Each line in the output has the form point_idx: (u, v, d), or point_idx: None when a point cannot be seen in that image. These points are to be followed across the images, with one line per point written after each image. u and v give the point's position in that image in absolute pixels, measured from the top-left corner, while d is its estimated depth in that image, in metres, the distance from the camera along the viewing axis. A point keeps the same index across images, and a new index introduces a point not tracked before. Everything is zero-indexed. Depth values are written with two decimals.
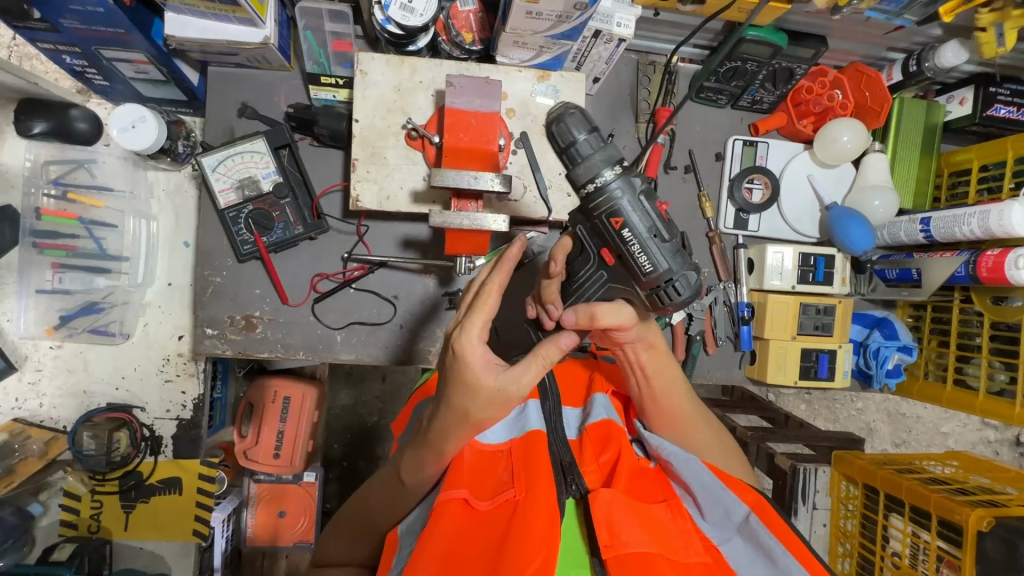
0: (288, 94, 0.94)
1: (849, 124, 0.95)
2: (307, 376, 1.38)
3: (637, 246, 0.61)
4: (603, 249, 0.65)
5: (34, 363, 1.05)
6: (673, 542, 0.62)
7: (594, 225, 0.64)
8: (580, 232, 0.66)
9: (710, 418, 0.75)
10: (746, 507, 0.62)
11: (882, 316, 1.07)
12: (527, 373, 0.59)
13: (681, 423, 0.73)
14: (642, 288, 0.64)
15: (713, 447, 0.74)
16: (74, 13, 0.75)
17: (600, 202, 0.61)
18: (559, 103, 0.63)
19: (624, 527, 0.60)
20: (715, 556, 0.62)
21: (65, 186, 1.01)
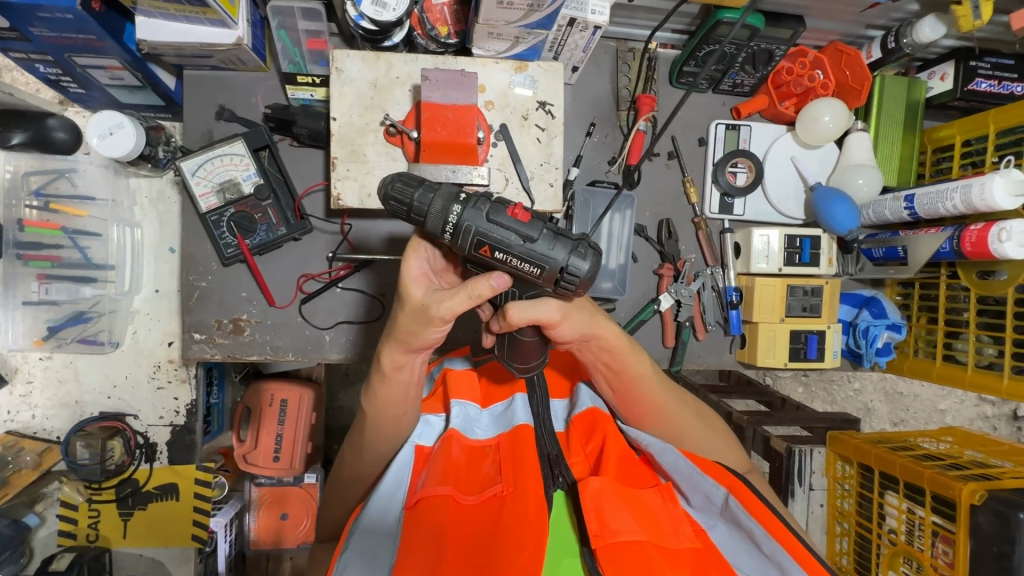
0: (266, 95, 0.93)
1: (830, 103, 0.95)
2: (302, 378, 1.38)
3: (515, 260, 0.61)
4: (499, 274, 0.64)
5: (25, 375, 1.05)
6: (664, 528, 0.61)
7: (474, 260, 0.64)
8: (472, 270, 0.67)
9: (686, 400, 0.75)
10: (725, 489, 0.61)
11: (871, 295, 1.07)
12: (454, 300, 0.62)
13: (657, 410, 0.73)
14: (547, 287, 0.64)
15: (696, 432, 0.74)
16: (42, 21, 0.74)
17: (463, 240, 0.61)
18: (380, 182, 0.64)
19: (614, 516, 0.59)
20: (704, 540, 0.62)
21: (46, 197, 1.00)
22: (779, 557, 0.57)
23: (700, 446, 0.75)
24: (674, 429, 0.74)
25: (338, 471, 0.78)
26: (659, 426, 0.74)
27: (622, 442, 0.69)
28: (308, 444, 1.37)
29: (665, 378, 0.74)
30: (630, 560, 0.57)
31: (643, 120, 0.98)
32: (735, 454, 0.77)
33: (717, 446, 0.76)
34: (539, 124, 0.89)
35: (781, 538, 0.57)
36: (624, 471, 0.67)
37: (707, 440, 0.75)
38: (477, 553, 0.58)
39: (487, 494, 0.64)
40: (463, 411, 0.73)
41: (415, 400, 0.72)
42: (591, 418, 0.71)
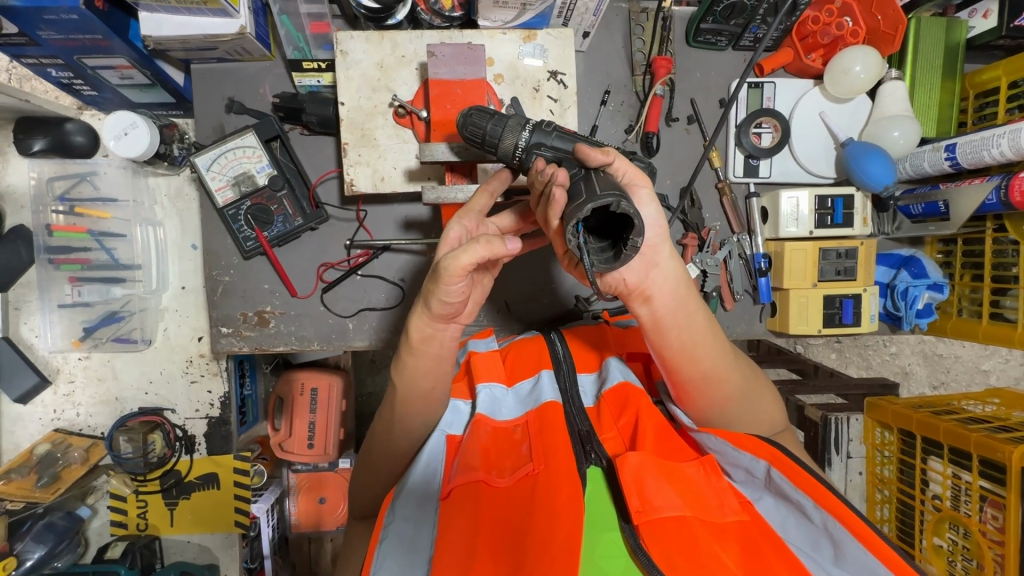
0: (273, 84, 0.92)
1: (862, 52, 0.89)
2: (332, 366, 1.40)
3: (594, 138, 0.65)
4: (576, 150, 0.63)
5: (66, 375, 1.09)
6: (707, 502, 0.60)
7: (555, 139, 0.63)
8: (547, 152, 0.63)
9: (739, 357, 0.70)
10: (766, 462, 0.60)
11: (909, 255, 1.02)
12: (468, 254, 0.57)
13: (713, 376, 0.68)
14: None
15: (745, 393, 0.70)
16: (50, 23, 0.75)
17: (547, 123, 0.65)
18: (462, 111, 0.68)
19: (652, 493, 0.58)
20: (750, 513, 0.60)
21: (71, 201, 1.03)
22: (829, 527, 0.55)
23: (749, 410, 0.71)
24: (730, 396, 0.69)
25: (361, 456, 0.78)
26: (713, 395, 0.69)
27: (656, 414, 0.67)
28: (341, 430, 1.39)
29: (723, 340, 0.69)
30: (672, 537, 0.56)
31: (660, 84, 0.94)
32: (779, 416, 0.73)
33: (764, 408, 0.72)
34: (551, 95, 0.86)
35: (831, 508, 0.55)
36: (662, 446, 0.65)
37: (756, 404, 0.71)
38: (514, 535, 0.58)
39: (520, 475, 0.63)
40: (489, 393, 0.72)
41: (446, 373, 0.70)
42: (623, 391, 0.70)
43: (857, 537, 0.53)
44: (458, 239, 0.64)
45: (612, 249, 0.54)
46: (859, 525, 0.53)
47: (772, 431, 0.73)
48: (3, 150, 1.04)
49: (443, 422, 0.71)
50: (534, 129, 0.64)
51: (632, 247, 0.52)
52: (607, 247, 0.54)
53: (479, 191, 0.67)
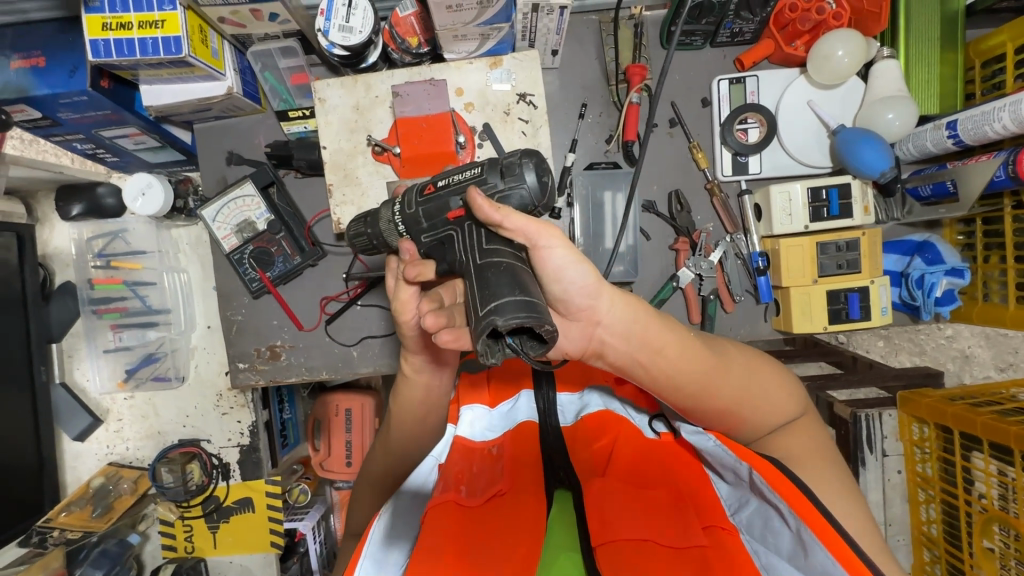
0: (267, 134, 0.99)
1: (843, 35, 0.85)
2: (363, 387, 1.45)
3: (456, 176, 0.60)
4: (454, 205, 0.60)
5: (115, 413, 1.20)
6: (669, 528, 0.55)
7: (425, 211, 0.61)
8: (432, 238, 0.61)
9: (728, 360, 0.65)
10: (748, 464, 0.57)
11: (923, 240, 0.96)
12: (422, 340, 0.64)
13: (704, 391, 0.63)
14: (496, 181, 0.58)
15: (744, 391, 0.65)
16: (66, 106, 0.84)
17: (409, 195, 0.63)
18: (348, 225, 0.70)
19: (614, 515, 0.56)
20: (714, 539, 0.55)
21: (107, 256, 1.14)
22: (803, 536, 0.52)
23: (756, 407, 0.66)
24: (727, 405, 0.64)
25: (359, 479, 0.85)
26: (708, 408, 0.64)
27: (635, 441, 0.68)
28: None
29: (704, 350, 0.63)
30: (630, 559, 0.52)
31: (635, 91, 0.94)
32: (789, 402, 0.68)
33: (769, 400, 0.67)
34: (522, 117, 0.87)
35: (806, 517, 0.52)
36: (636, 469, 0.64)
37: (759, 400, 0.66)
38: (473, 547, 0.55)
39: (490, 494, 0.62)
40: (472, 414, 0.73)
41: (439, 403, 0.77)
42: (604, 416, 0.71)
43: (831, 549, 0.49)
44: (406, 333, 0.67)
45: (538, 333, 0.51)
46: (834, 537, 0.50)
47: (783, 420, 0.68)
48: (49, 217, 1.16)
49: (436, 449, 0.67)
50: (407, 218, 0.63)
51: (553, 332, 0.48)
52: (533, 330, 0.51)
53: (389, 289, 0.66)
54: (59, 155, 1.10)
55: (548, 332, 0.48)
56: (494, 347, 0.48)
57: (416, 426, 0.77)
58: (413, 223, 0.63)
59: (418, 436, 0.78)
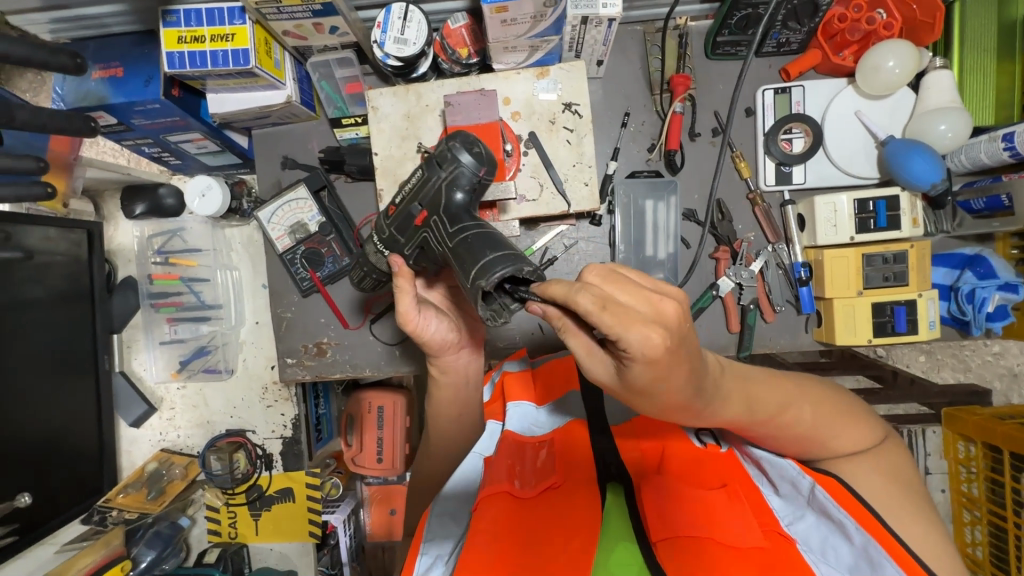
0: (320, 140, 1.03)
1: (893, 46, 0.85)
2: (395, 385, 1.48)
3: (407, 187, 0.72)
4: (417, 211, 0.71)
5: (168, 402, 1.26)
6: (728, 525, 0.55)
7: (394, 232, 0.75)
8: (413, 249, 0.74)
9: (793, 384, 0.60)
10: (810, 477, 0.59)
11: (974, 253, 0.93)
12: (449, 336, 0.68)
13: (771, 416, 0.58)
14: (442, 174, 0.68)
15: (814, 417, 0.60)
16: (140, 113, 0.90)
17: (380, 230, 0.77)
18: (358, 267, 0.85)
19: (672, 513, 0.57)
20: (774, 541, 0.55)
21: (166, 253, 1.20)
22: (870, 551, 0.53)
23: (827, 433, 0.61)
24: (796, 432, 0.60)
25: (415, 479, 0.88)
26: (781, 435, 0.60)
27: (686, 448, 0.67)
28: (406, 445, 1.46)
29: (764, 379, 0.58)
30: (688, 554, 0.53)
31: (679, 101, 0.95)
32: (863, 432, 0.63)
33: (840, 428, 0.62)
34: (567, 125, 0.89)
35: (873, 531, 0.53)
36: (692, 471, 0.64)
37: (829, 425, 0.61)
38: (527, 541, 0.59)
39: (543, 486, 0.66)
40: (519, 410, 0.77)
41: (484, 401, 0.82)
42: (650, 423, 0.73)
43: (901, 564, 0.51)
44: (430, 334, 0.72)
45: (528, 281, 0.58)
46: (903, 553, 0.51)
47: (858, 450, 0.63)
48: (114, 215, 1.24)
49: (479, 444, 0.73)
50: (392, 240, 0.76)
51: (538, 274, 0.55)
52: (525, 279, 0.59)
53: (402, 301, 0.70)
54: (123, 155, 1.19)
55: (532, 272, 0.55)
56: (496, 302, 0.56)
57: (464, 423, 0.80)
58: (393, 241, 0.76)
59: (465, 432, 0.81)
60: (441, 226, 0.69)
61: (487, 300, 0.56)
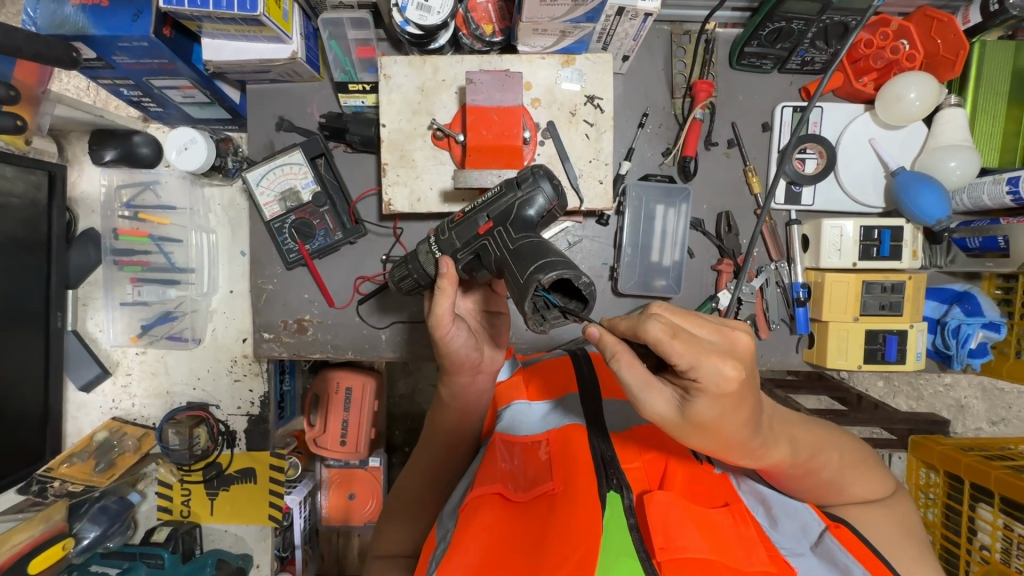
0: (320, 103, 0.97)
1: (916, 78, 0.85)
2: (366, 367, 1.40)
3: (481, 199, 0.69)
4: (482, 220, 0.68)
5: (125, 367, 1.17)
6: (733, 550, 0.54)
7: (451, 237, 0.70)
8: (465, 258, 0.70)
9: (824, 431, 0.62)
10: (825, 525, 0.60)
11: (963, 290, 0.96)
12: (460, 337, 0.71)
13: (808, 473, 0.60)
14: (520, 191, 0.67)
15: (840, 466, 0.62)
16: (123, 50, 0.81)
17: (434, 239, 0.72)
18: (394, 271, 0.77)
19: (680, 532, 0.54)
20: (780, 568, 0.54)
21: (136, 207, 1.11)
22: None
23: (849, 480, 0.63)
24: (825, 481, 0.61)
25: (399, 480, 0.83)
26: (810, 483, 0.61)
27: (690, 462, 0.65)
28: (372, 429, 1.38)
29: (803, 428, 0.59)
30: None
31: (699, 108, 0.93)
32: (880, 483, 0.66)
33: (861, 480, 0.64)
34: (587, 119, 0.86)
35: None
36: (694, 489, 0.62)
37: (853, 477, 0.63)
38: (524, 554, 0.56)
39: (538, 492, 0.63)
40: (514, 414, 0.74)
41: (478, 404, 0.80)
42: (654, 432, 0.69)
43: None
44: (454, 335, 0.71)
45: (572, 297, 0.61)
46: None
47: (872, 499, 0.66)
48: (79, 160, 1.13)
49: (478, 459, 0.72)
50: (442, 244, 0.71)
51: (588, 287, 0.58)
52: (569, 296, 0.61)
53: (439, 301, 0.68)
54: (95, 96, 1.11)
55: (585, 285, 0.57)
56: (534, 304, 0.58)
57: (460, 413, 0.79)
58: (448, 244, 0.70)
59: (459, 423, 0.79)
60: (506, 236, 0.66)
61: (533, 296, 0.58)
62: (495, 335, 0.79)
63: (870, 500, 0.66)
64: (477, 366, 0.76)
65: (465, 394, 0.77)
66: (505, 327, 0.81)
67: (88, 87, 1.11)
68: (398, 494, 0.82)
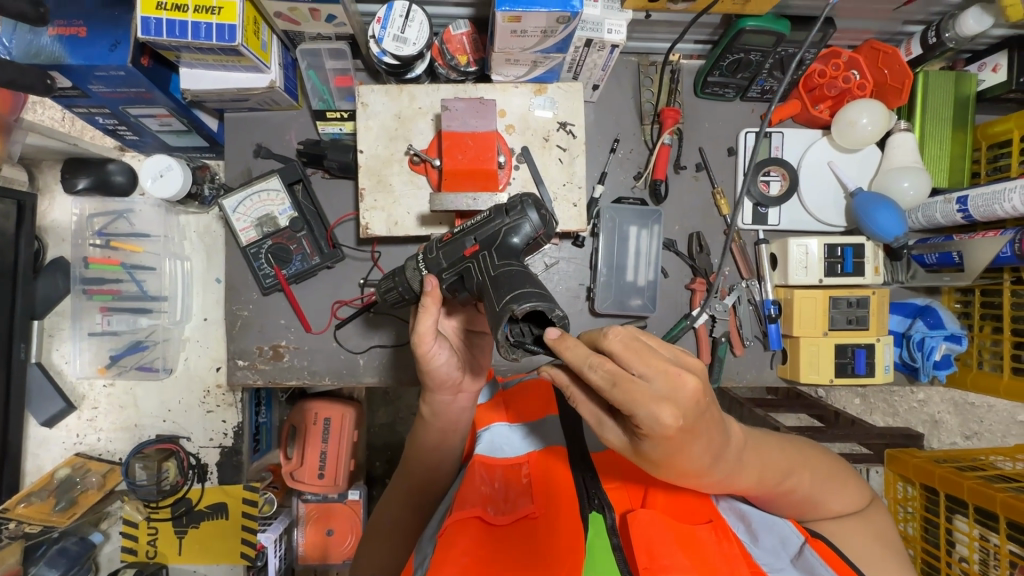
0: (298, 131, 0.98)
1: (867, 105, 0.91)
2: (346, 397, 1.37)
3: (469, 223, 0.70)
4: (469, 243, 0.68)
5: (90, 401, 1.13)
6: (717, 568, 0.54)
7: (435, 256, 0.70)
8: (449, 277, 0.69)
9: (797, 450, 0.63)
10: (803, 537, 0.61)
11: (925, 304, 0.99)
12: (443, 355, 0.71)
13: (780, 493, 0.61)
14: (505, 219, 0.68)
15: (814, 483, 0.63)
16: (100, 78, 0.81)
17: (418, 258, 0.72)
18: (378, 285, 0.78)
19: (665, 551, 0.53)
20: None
21: (107, 235, 1.10)
22: None
23: (825, 495, 0.64)
24: (799, 498, 0.62)
25: (376, 510, 0.81)
26: (784, 501, 0.62)
27: (669, 482, 0.65)
28: (351, 460, 1.35)
29: (774, 451, 0.60)
30: None
31: (667, 134, 0.96)
32: (854, 494, 0.67)
33: (837, 493, 0.65)
34: (560, 144, 0.89)
35: None
36: (674, 507, 0.62)
37: (828, 490, 0.64)
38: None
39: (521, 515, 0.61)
40: (492, 436, 0.73)
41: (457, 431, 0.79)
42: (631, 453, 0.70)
43: None
44: (436, 354, 0.70)
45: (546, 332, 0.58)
46: None
47: (849, 510, 0.66)
48: (50, 188, 1.12)
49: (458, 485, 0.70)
50: (427, 263, 0.71)
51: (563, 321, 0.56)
52: (543, 331, 0.58)
53: (421, 318, 0.68)
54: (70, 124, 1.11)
55: (560, 319, 0.55)
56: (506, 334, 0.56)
57: (439, 437, 0.78)
58: (432, 262, 0.70)
59: (438, 446, 0.78)
60: (489, 261, 0.66)
61: (506, 326, 0.56)
62: (476, 357, 0.78)
63: (850, 512, 0.66)
64: (459, 385, 0.75)
65: (446, 412, 0.76)
66: (487, 351, 0.80)
67: (62, 115, 1.11)
68: (375, 522, 0.79)
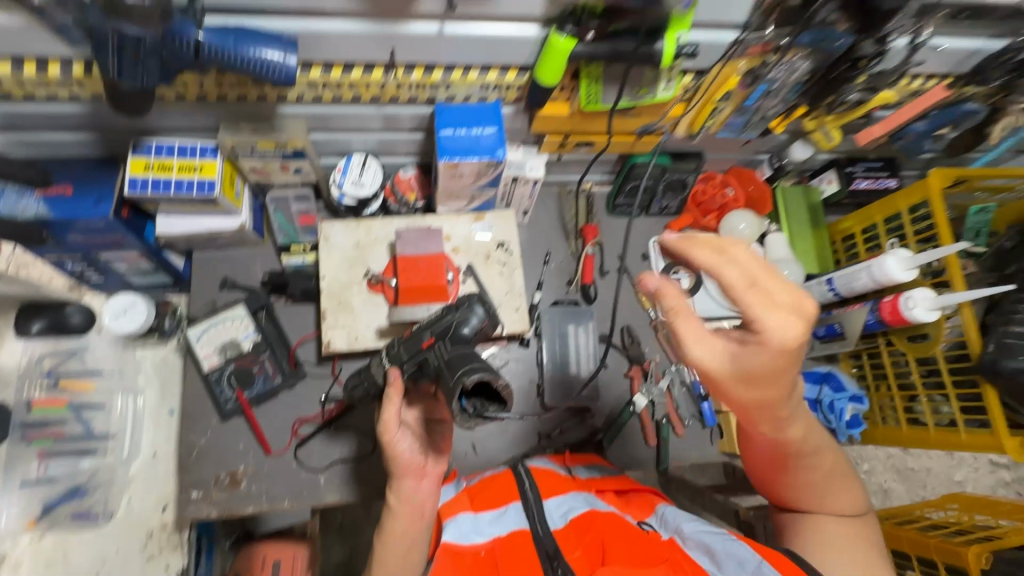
0: (263, 264, 1.08)
1: (742, 214, 1.14)
2: (299, 535, 1.20)
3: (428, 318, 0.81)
4: (425, 336, 0.77)
5: (11, 562, 0.97)
6: None
7: (397, 351, 0.78)
8: (410, 368, 0.77)
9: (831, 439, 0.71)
10: (760, 555, 0.63)
11: (827, 371, 1.15)
12: (404, 442, 0.78)
13: (805, 467, 0.69)
14: (456, 309, 0.78)
15: (818, 476, 0.70)
16: (80, 229, 0.90)
17: (384, 354, 0.80)
18: (347, 385, 0.85)
19: None
20: None
21: (57, 375, 1.05)
22: None
23: (822, 494, 0.71)
24: (805, 485, 0.70)
25: None
26: (805, 475, 0.70)
27: (626, 534, 0.70)
28: None
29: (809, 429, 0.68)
30: None
31: (590, 245, 1.14)
32: (857, 496, 0.73)
33: (838, 491, 0.71)
34: (500, 260, 1.03)
35: None
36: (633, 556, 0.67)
37: (832, 485, 0.71)
38: None
39: None
40: (458, 526, 0.74)
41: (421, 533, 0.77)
42: (590, 517, 0.73)
43: None
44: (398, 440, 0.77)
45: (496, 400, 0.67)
46: None
47: (850, 514, 0.72)
48: None
49: None
50: (390, 358, 0.79)
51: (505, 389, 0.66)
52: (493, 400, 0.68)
53: (386, 406, 0.76)
54: None
55: (504, 386, 0.64)
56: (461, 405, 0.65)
57: (405, 544, 0.75)
58: (394, 357, 0.78)
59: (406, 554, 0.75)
60: (444, 349, 0.74)
61: (459, 398, 0.65)
62: (439, 445, 0.83)
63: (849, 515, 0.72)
64: (424, 469, 0.79)
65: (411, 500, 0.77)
66: (448, 437, 0.85)
67: None
68: None
